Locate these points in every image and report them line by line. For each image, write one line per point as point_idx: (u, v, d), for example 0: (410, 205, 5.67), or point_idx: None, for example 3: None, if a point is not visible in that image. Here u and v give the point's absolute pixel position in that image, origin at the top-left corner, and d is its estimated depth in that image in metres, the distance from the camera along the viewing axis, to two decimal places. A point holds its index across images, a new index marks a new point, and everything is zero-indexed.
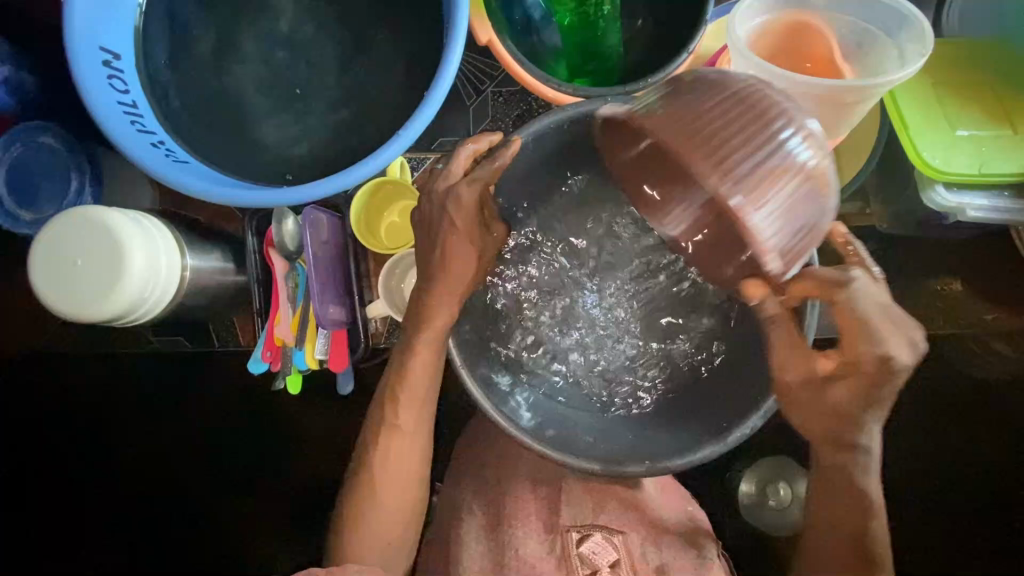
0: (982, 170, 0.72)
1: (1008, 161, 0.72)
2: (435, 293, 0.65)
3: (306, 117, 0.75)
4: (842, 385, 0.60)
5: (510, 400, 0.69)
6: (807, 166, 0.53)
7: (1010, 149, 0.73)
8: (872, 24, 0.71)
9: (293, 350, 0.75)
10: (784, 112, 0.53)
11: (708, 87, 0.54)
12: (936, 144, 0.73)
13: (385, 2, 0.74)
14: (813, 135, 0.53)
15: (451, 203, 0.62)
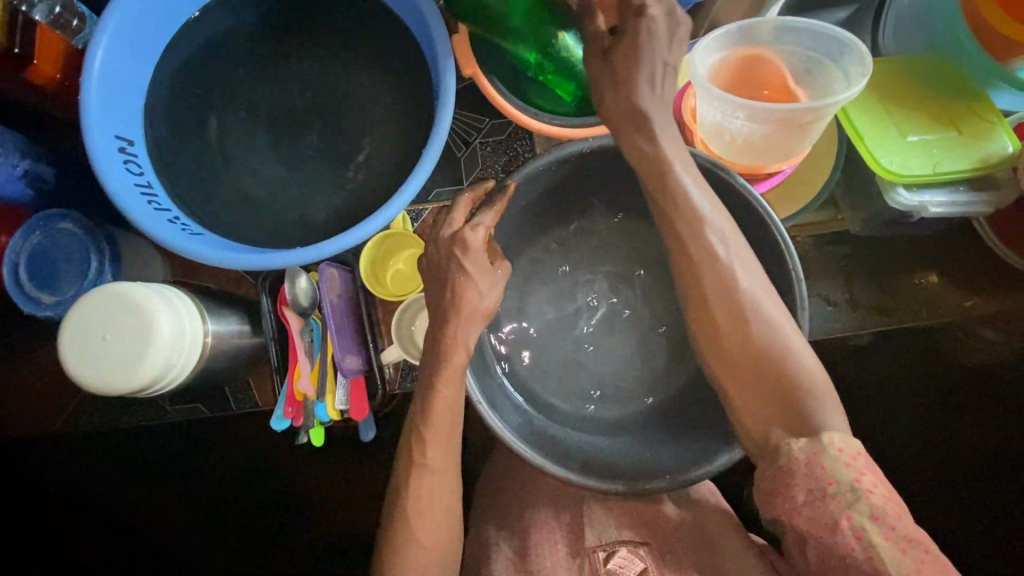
0: (937, 170, 0.79)
1: (957, 159, 0.79)
2: (457, 326, 0.67)
3: (312, 180, 0.80)
4: (626, 59, 0.65)
5: (529, 436, 0.75)
6: None
7: (958, 148, 0.80)
8: (816, 52, 0.80)
9: (315, 403, 0.76)
10: None
11: None
12: (892, 151, 0.80)
13: (379, 71, 0.80)
14: None
15: (457, 246, 0.67)
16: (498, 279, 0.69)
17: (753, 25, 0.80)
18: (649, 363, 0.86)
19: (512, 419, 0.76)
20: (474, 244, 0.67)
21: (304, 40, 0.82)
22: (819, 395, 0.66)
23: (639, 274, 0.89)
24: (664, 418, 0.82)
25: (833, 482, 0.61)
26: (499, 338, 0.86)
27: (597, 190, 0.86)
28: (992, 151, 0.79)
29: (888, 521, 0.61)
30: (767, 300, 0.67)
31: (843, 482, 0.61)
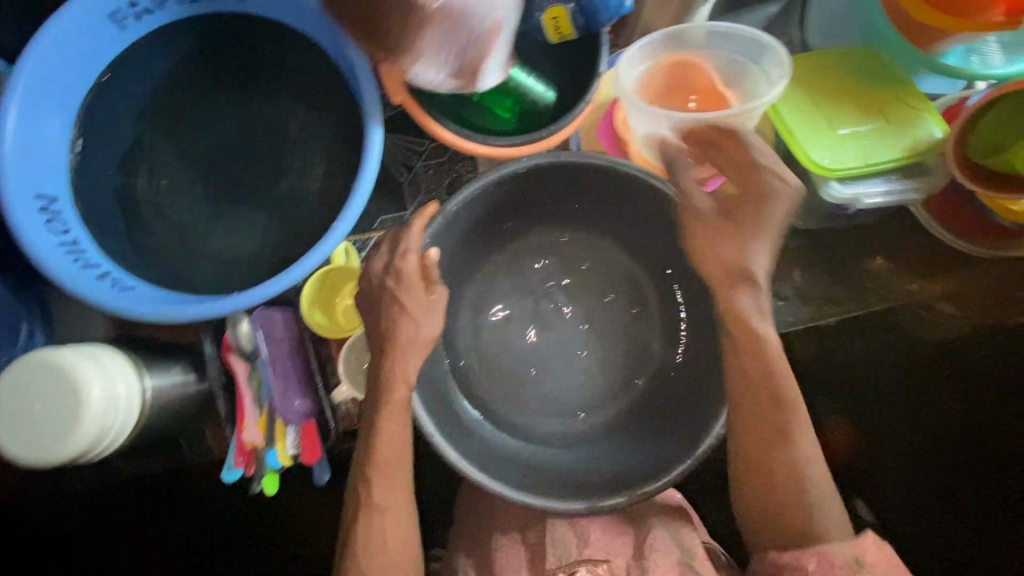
0: (868, 162, 0.80)
1: (888, 149, 0.80)
2: (395, 361, 0.68)
3: (248, 221, 0.78)
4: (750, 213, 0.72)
5: (486, 460, 0.75)
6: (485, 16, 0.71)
7: (887, 137, 0.81)
8: (739, 54, 0.81)
9: (265, 452, 0.74)
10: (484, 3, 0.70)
11: (443, 32, 0.71)
12: (823, 145, 0.81)
13: (306, 104, 0.79)
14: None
15: (389, 279, 0.68)
16: (433, 307, 0.70)
17: (676, 32, 0.80)
18: (604, 374, 0.87)
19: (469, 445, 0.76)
20: (407, 278, 0.68)
21: (229, 76, 0.79)
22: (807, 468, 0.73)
23: (587, 289, 0.90)
24: (622, 429, 0.83)
25: (840, 556, 0.69)
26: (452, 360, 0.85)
27: (539, 204, 0.86)
28: (922, 138, 0.81)
29: None
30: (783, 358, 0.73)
31: (848, 557, 0.69)
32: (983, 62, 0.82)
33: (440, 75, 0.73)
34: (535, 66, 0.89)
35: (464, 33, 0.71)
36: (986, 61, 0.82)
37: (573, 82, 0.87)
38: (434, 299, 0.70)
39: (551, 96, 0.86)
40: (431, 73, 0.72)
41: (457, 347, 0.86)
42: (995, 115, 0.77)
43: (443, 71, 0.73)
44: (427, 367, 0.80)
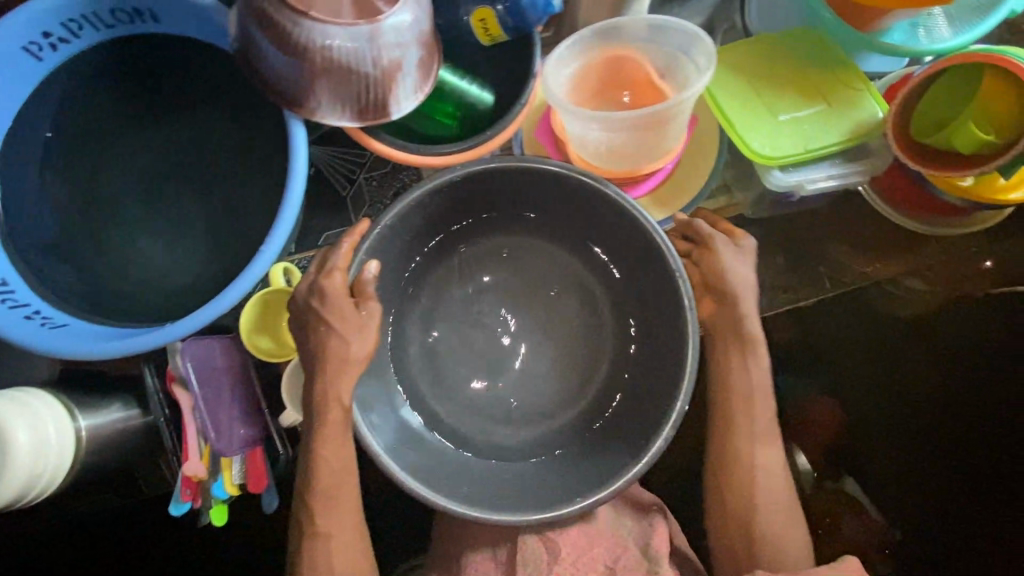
0: (808, 148, 0.78)
1: (828, 133, 0.79)
2: (333, 384, 0.70)
3: (184, 249, 0.76)
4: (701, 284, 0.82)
5: (426, 475, 0.76)
6: (383, 50, 0.66)
7: (828, 121, 0.80)
8: (670, 44, 0.79)
9: (210, 483, 0.73)
10: (374, 31, 0.64)
11: (338, 74, 0.66)
12: (762, 133, 0.79)
13: (233, 123, 0.77)
14: (394, 24, 0.65)
15: (315, 298, 0.70)
16: (365, 322, 0.71)
17: (606, 28, 0.79)
18: (562, 378, 0.88)
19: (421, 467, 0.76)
20: (333, 298, 0.70)
21: (155, 103, 0.78)
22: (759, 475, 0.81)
23: (535, 294, 0.89)
24: (579, 435, 0.85)
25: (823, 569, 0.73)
26: (407, 374, 0.85)
27: (481, 210, 0.85)
28: (862, 118, 0.79)
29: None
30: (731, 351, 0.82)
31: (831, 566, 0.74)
32: (930, 36, 0.83)
33: (349, 114, 0.70)
34: (470, 70, 0.87)
35: (359, 73, 0.67)
36: (931, 36, 0.82)
37: (509, 85, 0.85)
38: (366, 315, 0.72)
39: (487, 100, 0.85)
40: (337, 113, 0.70)
41: (410, 360, 0.86)
42: (930, 95, 0.76)
43: (346, 112, 0.70)
44: (368, 381, 0.81)
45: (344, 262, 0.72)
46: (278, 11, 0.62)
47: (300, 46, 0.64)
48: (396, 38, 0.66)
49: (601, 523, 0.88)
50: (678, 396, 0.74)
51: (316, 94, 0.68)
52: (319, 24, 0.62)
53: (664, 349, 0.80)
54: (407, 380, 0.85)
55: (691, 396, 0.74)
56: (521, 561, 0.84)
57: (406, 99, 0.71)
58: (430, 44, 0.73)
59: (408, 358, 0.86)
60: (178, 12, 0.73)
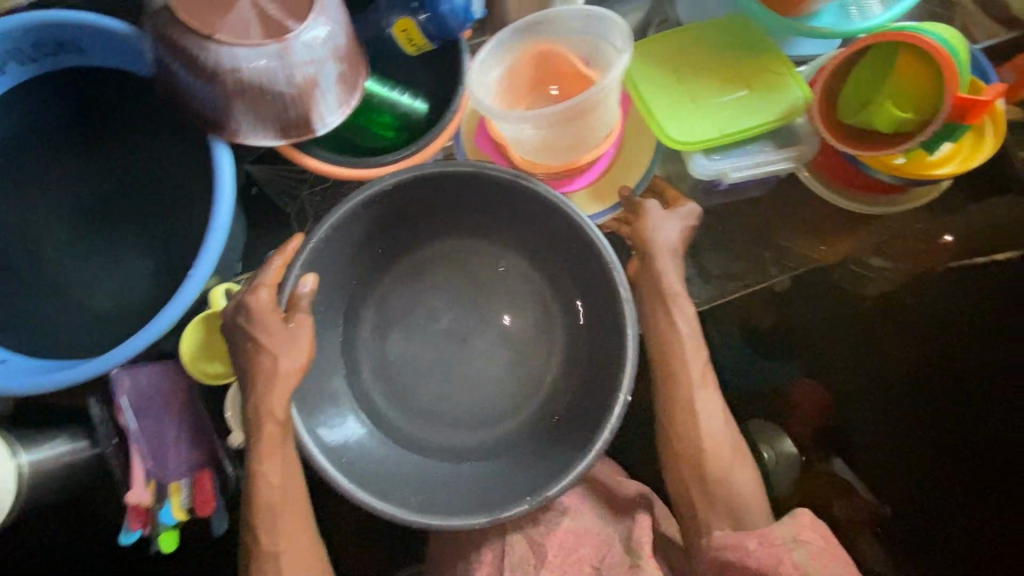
0: (725, 132, 0.79)
1: (748, 118, 0.80)
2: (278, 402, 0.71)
3: (125, 276, 0.77)
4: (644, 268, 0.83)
5: (375, 483, 0.77)
6: (296, 68, 0.66)
7: (748, 106, 0.80)
8: (592, 35, 0.80)
9: (158, 509, 0.73)
10: (284, 50, 0.65)
11: (254, 95, 0.67)
12: (684, 121, 0.80)
13: (162, 148, 0.78)
14: (305, 42, 0.66)
15: (241, 316, 0.71)
16: (293, 335, 0.72)
17: (525, 26, 0.79)
18: (518, 375, 0.88)
19: (374, 477, 0.77)
20: (257, 312, 0.71)
21: (87, 133, 0.77)
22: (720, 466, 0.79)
23: (485, 298, 0.89)
24: (536, 431, 0.85)
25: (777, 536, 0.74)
26: (362, 381, 0.86)
27: (422, 216, 0.86)
28: (784, 103, 0.79)
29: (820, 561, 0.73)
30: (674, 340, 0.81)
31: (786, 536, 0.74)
32: (861, 13, 0.82)
33: (273, 134, 0.71)
34: (402, 81, 0.88)
35: (275, 92, 0.67)
36: (863, 13, 0.82)
37: (440, 91, 0.85)
38: (295, 326, 0.72)
39: (420, 108, 0.84)
40: (261, 134, 0.70)
41: (365, 367, 0.86)
42: (858, 70, 0.75)
43: (269, 132, 0.70)
44: (310, 391, 0.80)
45: (273, 279, 0.73)
46: (184, 38, 0.63)
47: (210, 69, 0.64)
48: (309, 55, 0.67)
49: (578, 522, 0.87)
50: (620, 386, 0.75)
51: (236, 116, 0.69)
52: (225, 48, 0.63)
53: (606, 345, 0.80)
54: (362, 388, 0.86)
55: (633, 385, 0.75)
56: (508, 563, 0.85)
57: (329, 114, 0.72)
58: (350, 58, 0.73)
59: (362, 366, 0.86)
60: (100, 41, 0.72)
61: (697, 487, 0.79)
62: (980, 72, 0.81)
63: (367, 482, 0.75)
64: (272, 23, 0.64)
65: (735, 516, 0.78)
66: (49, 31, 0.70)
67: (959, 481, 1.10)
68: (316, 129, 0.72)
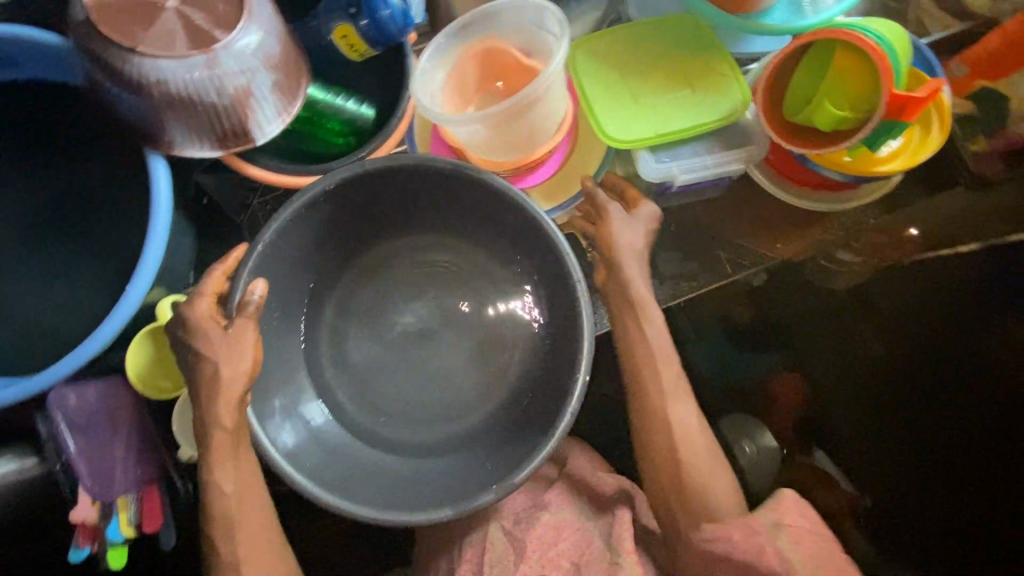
0: (663, 133, 0.80)
1: (685, 118, 0.80)
2: (224, 410, 0.69)
3: (76, 289, 0.76)
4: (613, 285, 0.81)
5: (341, 482, 0.74)
6: (226, 78, 0.65)
7: (688, 106, 0.81)
8: (530, 26, 0.79)
9: (104, 526, 0.73)
10: (212, 61, 0.64)
11: (185, 106, 0.66)
12: (622, 120, 0.81)
13: (105, 161, 0.77)
14: (234, 51, 0.65)
15: (179, 328, 0.70)
16: (232, 342, 0.69)
17: (466, 25, 0.79)
18: (486, 365, 0.84)
19: (335, 476, 0.74)
20: (199, 325, 0.69)
21: (32, 148, 0.77)
22: (676, 468, 0.79)
23: (449, 292, 0.86)
24: (503, 422, 0.82)
25: (761, 521, 0.75)
26: (323, 379, 0.83)
27: (381, 211, 0.82)
28: (727, 101, 0.80)
29: (803, 541, 0.74)
30: (629, 345, 0.80)
31: (768, 522, 0.75)
32: (814, 8, 0.82)
33: (208, 145, 0.70)
34: (351, 87, 0.87)
35: (206, 103, 0.66)
36: (815, 7, 0.82)
37: (389, 97, 0.85)
38: (233, 332, 0.70)
39: (366, 114, 0.84)
40: (197, 145, 0.70)
41: (326, 365, 0.83)
42: (802, 67, 0.75)
43: (204, 143, 0.70)
44: (267, 393, 0.77)
45: (215, 289, 0.72)
46: (107, 50, 0.62)
47: (136, 82, 0.63)
48: (239, 65, 0.66)
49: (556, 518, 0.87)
50: (576, 372, 0.73)
51: (168, 127, 0.68)
52: (150, 61, 0.62)
53: (558, 348, 0.79)
54: (324, 387, 0.82)
55: (590, 366, 0.73)
56: (488, 560, 0.84)
57: (266, 123, 0.71)
58: (289, 65, 0.72)
59: (324, 363, 0.83)
60: (31, 55, 0.71)
61: (659, 485, 0.79)
62: (926, 63, 0.81)
63: (328, 483, 0.73)
64: (199, 32, 0.64)
65: (693, 517, 0.78)
66: None
67: (940, 461, 1.04)
68: (254, 138, 0.71)
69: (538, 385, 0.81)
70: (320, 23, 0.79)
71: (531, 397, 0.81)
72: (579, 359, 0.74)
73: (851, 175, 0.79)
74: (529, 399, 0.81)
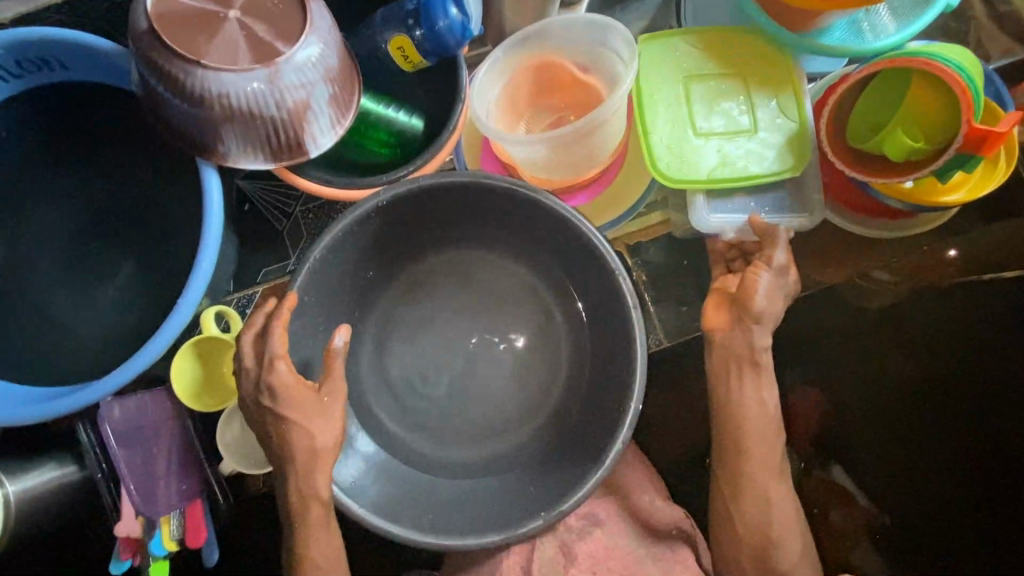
0: (713, 178, 0.78)
1: (740, 166, 0.79)
2: (282, 420, 0.68)
3: (122, 295, 0.75)
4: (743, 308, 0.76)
5: (384, 505, 0.73)
6: (285, 92, 0.64)
7: (744, 153, 0.79)
8: (592, 43, 0.77)
9: (148, 540, 0.72)
10: (273, 75, 0.62)
11: (243, 120, 0.64)
12: (676, 158, 0.79)
13: (156, 169, 0.76)
14: (296, 65, 0.63)
15: (265, 397, 0.67)
16: (316, 407, 0.69)
17: (524, 40, 0.77)
18: (530, 385, 0.83)
19: (382, 498, 0.74)
20: (284, 391, 0.67)
21: (82, 151, 0.76)
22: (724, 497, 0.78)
23: (495, 306, 0.84)
24: (548, 443, 0.80)
25: None
26: (365, 393, 0.82)
27: (429, 224, 0.81)
28: (784, 156, 0.79)
29: None
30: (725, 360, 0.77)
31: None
32: (874, 31, 0.81)
33: (262, 157, 0.69)
34: (400, 97, 0.85)
35: (265, 117, 0.65)
36: (875, 31, 0.80)
37: (440, 109, 0.83)
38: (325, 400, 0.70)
39: (417, 125, 0.83)
40: (251, 157, 0.68)
41: (368, 379, 0.82)
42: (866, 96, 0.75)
43: (259, 155, 0.68)
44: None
45: (284, 350, 0.67)
46: (168, 61, 0.60)
47: (196, 95, 0.62)
48: (300, 79, 0.64)
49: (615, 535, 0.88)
50: (629, 399, 0.71)
51: (224, 139, 0.67)
52: (211, 73, 0.60)
53: (606, 371, 0.78)
54: (366, 403, 0.81)
55: (644, 394, 0.72)
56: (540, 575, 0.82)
57: (321, 136, 0.70)
58: (347, 76, 0.71)
59: (366, 378, 0.82)
60: (86, 58, 0.69)
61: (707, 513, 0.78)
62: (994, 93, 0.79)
63: (377, 506, 0.72)
64: (261, 45, 0.62)
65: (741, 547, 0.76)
66: (33, 46, 0.66)
67: None
68: (308, 151, 0.70)
69: (584, 408, 0.80)
70: (375, 32, 0.77)
71: (577, 419, 0.80)
72: (632, 385, 0.72)
73: (913, 204, 0.77)
74: (575, 421, 0.80)
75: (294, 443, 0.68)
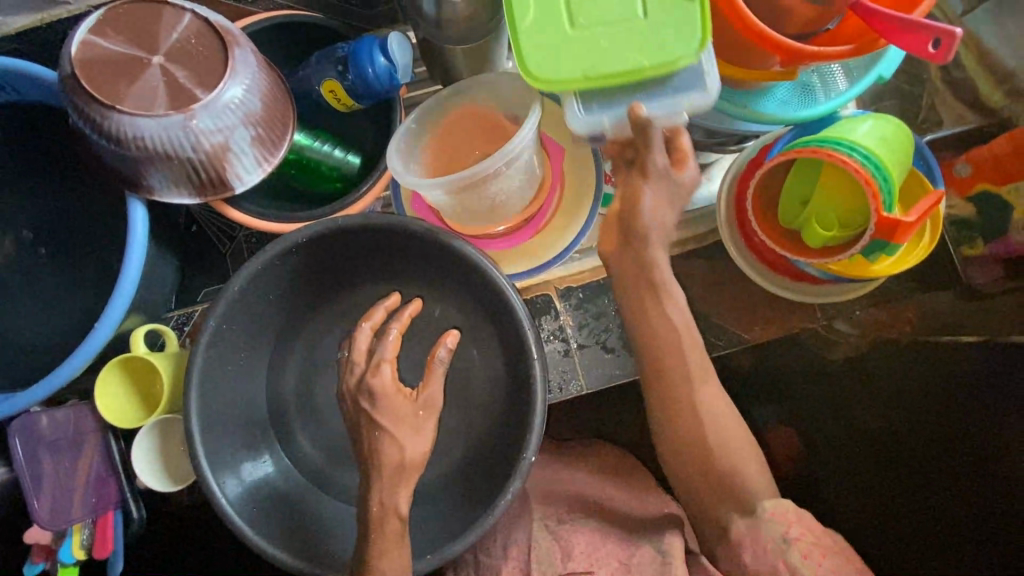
0: (589, 74, 0.62)
1: (621, 55, 0.62)
2: (375, 428, 0.68)
3: (57, 309, 0.80)
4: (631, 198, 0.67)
5: (279, 535, 0.75)
6: (201, 136, 0.67)
7: (625, 37, 0.63)
8: (514, 98, 0.78)
9: (57, 547, 0.77)
10: (187, 119, 0.65)
11: (162, 159, 0.68)
12: (550, 51, 0.63)
13: (98, 190, 0.81)
14: (211, 111, 0.66)
15: (364, 398, 0.68)
16: (419, 416, 0.69)
17: (450, 95, 0.79)
18: (445, 420, 0.86)
19: (283, 530, 0.76)
20: (383, 396, 0.67)
21: (31, 170, 0.81)
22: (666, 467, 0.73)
23: (420, 342, 0.87)
24: (458, 480, 0.82)
25: None
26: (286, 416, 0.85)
27: (356, 260, 0.83)
28: (677, 40, 0.62)
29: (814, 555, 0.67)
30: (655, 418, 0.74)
31: None
32: (825, 90, 0.79)
33: (185, 194, 0.72)
34: (342, 133, 0.89)
35: (183, 158, 0.68)
36: (827, 90, 0.79)
37: (377, 147, 0.86)
38: (422, 414, 0.69)
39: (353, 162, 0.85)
40: (175, 193, 0.72)
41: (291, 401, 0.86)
42: (790, 178, 0.75)
43: (183, 191, 0.71)
44: (220, 440, 0.76)
45: (392, 353, 0.70)
46: (90, 106, 0.64)
47: (114, 136, 0.65)
48: (217, 124, 0.67)
49: None
50: (523, 451, 0.72)
51: (148, 176, 0.70)
52: (128, 118, 0.64)
53: (513, 416, 0.79)
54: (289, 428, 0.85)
55: (539, 444, 0.72)
56: None
57: (243, 175, 0.73)
58: (274, 117, 0.73)
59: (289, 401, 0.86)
60: (24, 84, 0.73)
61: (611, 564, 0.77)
62: (926, 167, 0.77)
63: (275, 536, 0.74)
64: (181, 91, 0.65)
65: None
66: None
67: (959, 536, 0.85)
68: (231, 188, 0.73)
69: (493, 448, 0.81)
70: (311, 73, 0.79)
71: (486, 461, 0.81)
72: (533, 433, 0.73)
73: (833, 275, 0.76)
74: (484, 461, 0.81)
75: (375, 453, 0.67)
